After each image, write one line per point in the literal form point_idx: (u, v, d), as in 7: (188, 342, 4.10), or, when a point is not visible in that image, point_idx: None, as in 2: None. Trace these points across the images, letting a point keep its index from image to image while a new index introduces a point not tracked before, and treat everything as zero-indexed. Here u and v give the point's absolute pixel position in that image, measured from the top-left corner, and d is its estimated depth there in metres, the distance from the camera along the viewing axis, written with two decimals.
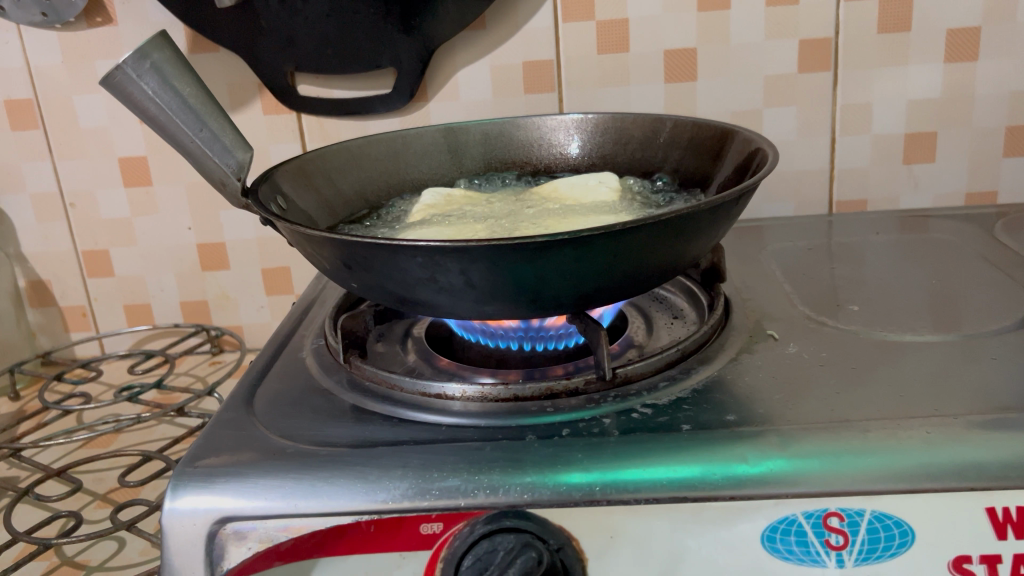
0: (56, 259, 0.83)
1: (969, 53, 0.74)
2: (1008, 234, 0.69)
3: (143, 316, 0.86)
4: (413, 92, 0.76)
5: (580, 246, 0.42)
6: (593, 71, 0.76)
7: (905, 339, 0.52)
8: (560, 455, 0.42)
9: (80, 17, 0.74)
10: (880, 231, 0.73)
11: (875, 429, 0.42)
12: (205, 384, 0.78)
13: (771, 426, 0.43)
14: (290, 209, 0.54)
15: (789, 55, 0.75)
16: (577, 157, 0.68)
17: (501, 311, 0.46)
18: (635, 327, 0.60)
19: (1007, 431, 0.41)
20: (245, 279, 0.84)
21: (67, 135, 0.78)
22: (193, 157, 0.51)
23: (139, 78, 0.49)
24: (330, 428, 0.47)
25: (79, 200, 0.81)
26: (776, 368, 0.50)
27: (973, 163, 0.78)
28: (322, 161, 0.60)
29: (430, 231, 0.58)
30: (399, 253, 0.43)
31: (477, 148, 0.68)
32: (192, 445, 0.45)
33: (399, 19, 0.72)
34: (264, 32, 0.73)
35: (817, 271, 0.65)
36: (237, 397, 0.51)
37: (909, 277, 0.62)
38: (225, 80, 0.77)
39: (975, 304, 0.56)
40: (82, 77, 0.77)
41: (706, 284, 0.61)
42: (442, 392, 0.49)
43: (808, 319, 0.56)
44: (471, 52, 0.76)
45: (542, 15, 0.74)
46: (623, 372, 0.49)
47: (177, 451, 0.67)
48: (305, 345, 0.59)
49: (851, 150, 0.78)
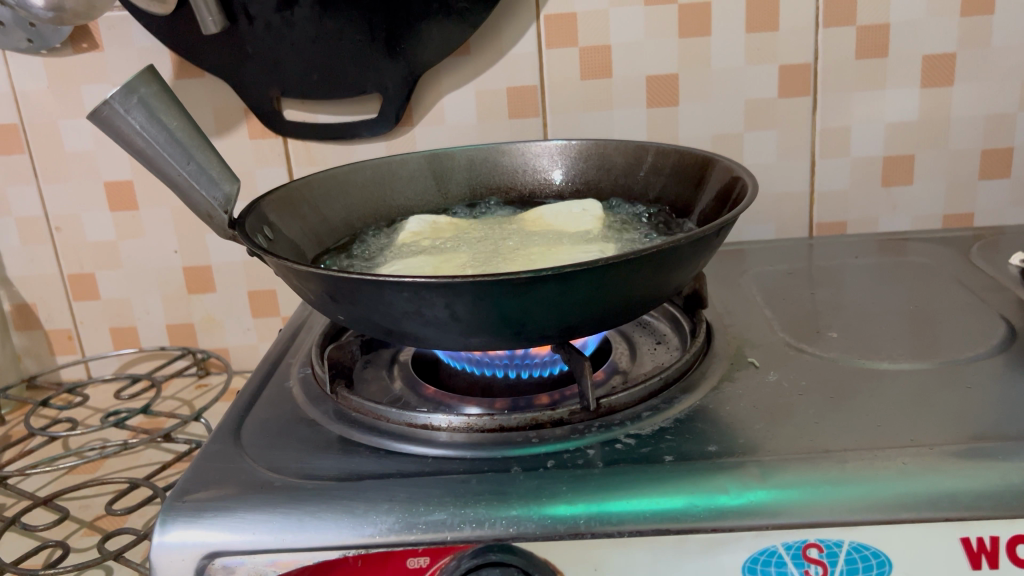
0: (41, 282, 0.83)
1: (945, 78, 0.75)
2: (984, 258, 0.70)
3: (129, 339, 0.86)
4: (398, 116, 0.77)
5: (562, 281, 0.43)
6: (576, 96, 0.77)
7: (882, 367, 0.53)
8: (544, 487, 0.43)
9: (65, 42, 0.75)
10: (859, 255, 0.74)
11: (853, 459, 0.43)
12: (192, 407, 0.78)
13: (751, 457, 0.44)
14: (277, 239, 0.55)
15: (768, 80, 0.76)
16: (561, 183, 0.69)
17: (486, 343, 0.47)
18: (619, 353, 0.60)
19: (980, 461, 0.42)
20: (231, 301, 0.85)
21: (52, 160, 0.79)
22: (180, 190, 0.52)
23: (127, 112, 0.49)
24: (318, 461, 0.48)
25: (65, 223, 0.81)
26: (756, 397, 0.51)
27: (950, 185, 0.79)
28: (309, 189, 0.61)
29: (417, 260, 0.58)
30: (385, 288, 0.44)
31: (462, 174, 0.69)
32: (181, 479, 0.46)
33: (384, 45, 0.73)
34: (250, 58, 0.74)
35: (797, 296, 0.66)
36: (224, 429, 0.52)
37: (887, 302, 0.64)
38: (211, 105, 0.77)
39: (950, 330, 0.57)
40: (68, 102, 0.77)
41: (688, 309, 0.62)
42: (427, 423, 0.50)
43: (788, 345, 0.57)
44: (455, 77, 0.76)
45: (525, 40, 0.75)
46: (607, 402, 0.50)
47: (164, 477, 0.67)
48: (292, 374, 0.59)
49: (831, 173, 0.79)
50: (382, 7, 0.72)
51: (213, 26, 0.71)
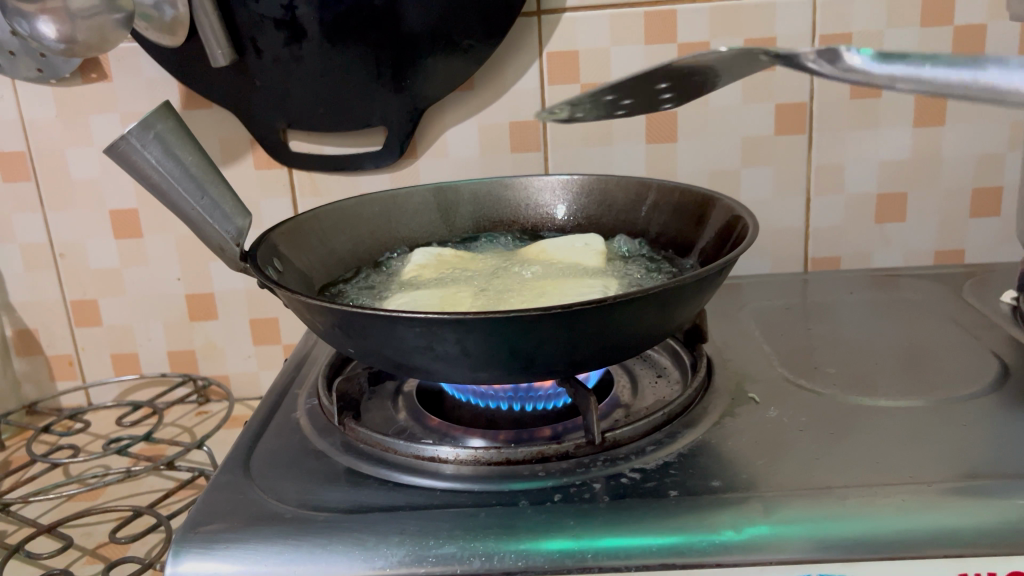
0: (44, 308, 0.83)
1: (936, 118, 0.77)
2: (976, 295, 0.72)
3: (130, 365, 0.86)
4: (402, 149, 0.78)
5: (571, 318, 0.44)
6: (577, 131, 0.78)
7: (879, 403, 0.54)
8: (552, 522, 0.44)
9: (75, 73, 0.76)
10: (853, 290, 0.76)
11: (854, 495, 0.44)
12: (193, 434, 0.78)
13: (754, 492, 0.45)
14: (287, 271, 0.56)
15: (765, 118, 0.77)
16: (564, 219, 0.71)
17: (494, 378, 0.48)
18: (621, 386, 0.61)
19: (975, 498, 0.43)
20: (232, 328, 0.85)
21: (59, 188, 0.79)
22: (193, 224, 0.53)
23: (143, 147, 0.50)
24: (327, 492, 0.48)
25: (69, 250, 0.82)
26: (757, 433, 0.52)
27: (941, 222, 0.81)
28: (317, 221, 0.62)
29: (423, 292, 0.59)
30: (397, 323, 0.45)
31: (467, 207, 0.70)
32: (192, 510, 0.47)
33: (390, 79, 0.74)
34: (257, 90, 0.75)
35: (794, 331, 0.68)
36: (233, 459, 0.52)
37: (882, 338, 0.65)
38: (217, 135, 0.79)
39: (945, 367, 0.59)
40: (75, 130, 0.78)
41: (689, 344, 0.63)
42: (435, 455, 0.51)
43: (787, 381, 0.58)
44: (459, 112, 0.78)
45: (528, 77, 0.76)
46: (611, 435, 0.51)
47: (167, 505, 0.67)
48: (299, 405, 0.60)
49: (825, 210, 0.81)
50: (389, 42, 0.73)
51: (222, 59, 0.72)
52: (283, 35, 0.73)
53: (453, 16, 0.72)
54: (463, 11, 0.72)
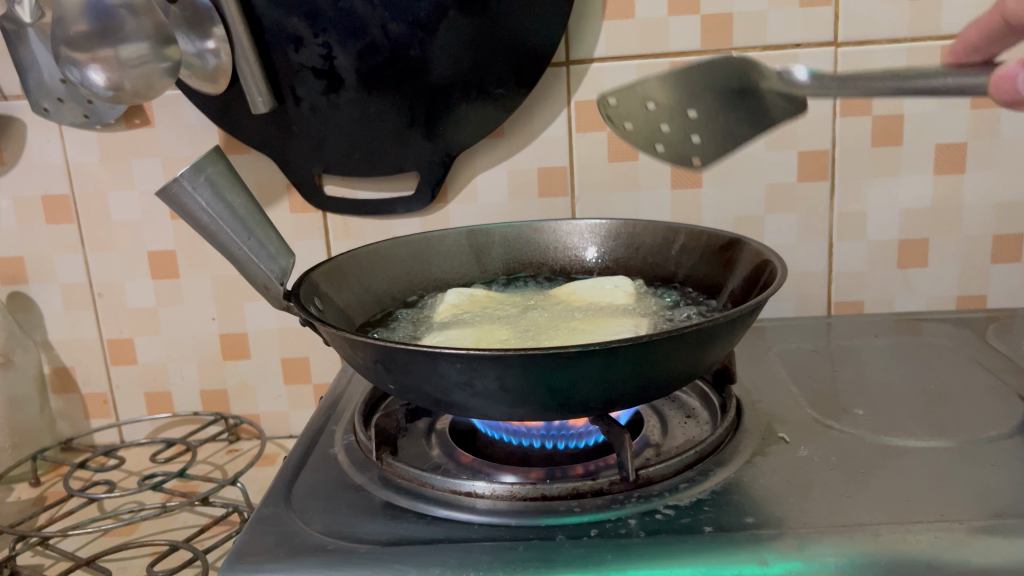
0: (81, 346, 0.85)
1: (956, 166, 0.79)
2: (1000, 340, 0.73)
3: (163, 404, 0.88)
4: (433, 194, 0.80)
5: (608, 355, 0.45)
6: (604, 177, 0.80)
7: (907, 444, 0.55)
8: (591, 555, 0.45)
9: (119, 119, 0.79)
10: (878, 334, 0.77)
11: (885, 532, 0.45)
12: (224, 471, 0.79)
13: (787, 529, 0.46)
14: (327, 309, 0.58)
15: (789, 164, 0.79)
16: (593, 261, 0.72)
17: (531, 415, 0.49)
18: (651, 426, 0.63)
19: (1006, 536, 0.44)
20: (264, 368, 0.87)
21: (100, 229, 0.82)
22: (240, 264, 0.55)
23: (194, 190, 0.53)
24: (367, 525, 0.49)
25: (107, 290, 0.84)
26: (789, 472, 0.52)
27: (964, 268, 0.82)
28: (354, 262, 0.64)
29: (457, 331, 0.61)
30: (439, 360, 0.46)
31: (498, 249, 0.72)
32: (236, 543, 0.48)
33: (424, 126, 0.77)
34: (295, 136, 0.78)
35: (820, 373, 0.68)
36: (274, 492, 0.54)
37: (907, 381, 0.66)
38: (255, 179, 0.81)
39: (971, 410, 0.59)
40: (118, 174, 0.81)
41: (717, 385, 0.65)
42: (471, 490, 0.52)
43: (815, 422, 0.59)
44: (489, 158, 0.80)
45: (556, 124, 0.79)
46: (645, 473, 0.52)
47: (201, 540, 0.68)
48: (336, 441, 0.61)
49: (848, 255, 0.82)
50: (423, 91, 0.76)
51: (262, 106, 0.74)
52: (322, 84, 0.76)
53: (485, 65, 0.74)
54: (495, 62, 0.74)
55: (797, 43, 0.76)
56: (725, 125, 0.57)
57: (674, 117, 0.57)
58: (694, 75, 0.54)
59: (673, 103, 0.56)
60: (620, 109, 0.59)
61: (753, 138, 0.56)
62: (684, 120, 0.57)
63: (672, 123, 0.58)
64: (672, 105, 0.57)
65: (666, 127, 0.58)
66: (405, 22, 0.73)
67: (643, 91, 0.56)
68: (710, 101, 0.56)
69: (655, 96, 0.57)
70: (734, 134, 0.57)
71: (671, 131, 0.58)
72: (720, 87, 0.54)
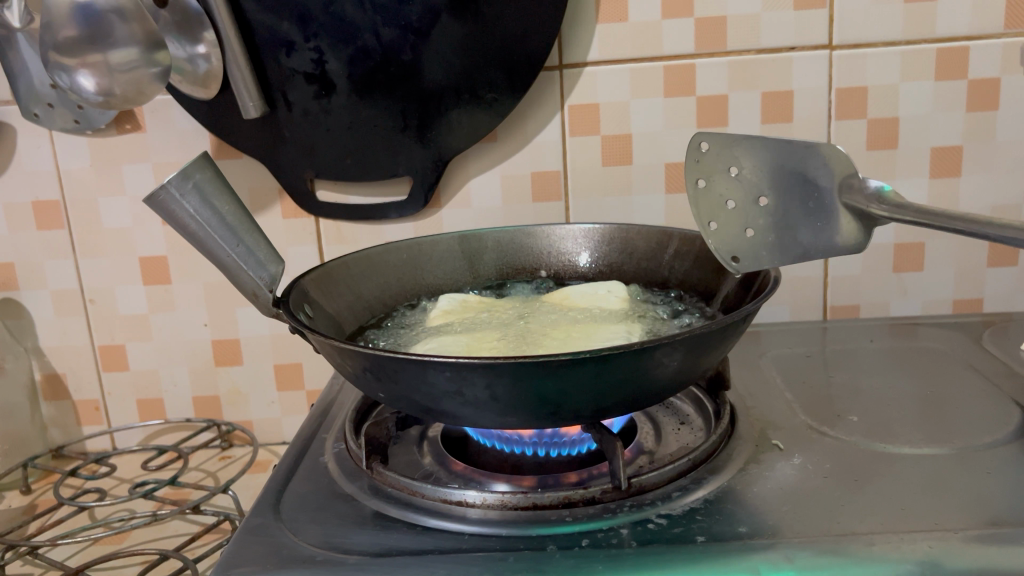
0: (73, 353, 0.85)
1: (951, 170, 0.79)
2: (996, 344, 0.72)
3: (155, 411, 0.87)
4: (426, 199, 0.79)
5: (598, 363, 0.45)
6: (598, 181, 0.80)
7: (902, 451, 0.55)
8: (581, 566, 0.44)
9: (110, 124, 0.78)
10: (873, 338, 0.76)
11: (879, 541, 0.44)
12: (217, 478, 0.79)
13: (781, 538, 0.45)
14: (317, 317, 0.57)
15: None
16: (586, 266, 0.72)
17: (522, 423, 0.48)
18: (645, 433, 0.62)
19: (1002, 545, 0.43)
20: (257, 374, 0.86)
21: (91, 236, 0.81)
22: (228, 271, 0.55)
23: (182, 197, 0.52)
24: (356, 535, 0.49)
25: (98, 296, 0.83)
26: (782, 480, 0.52)
27: (960, 272, 0.82)
28: (346, 268, 0.64)
29: (449, 338, 0.60)
30: (428, 368, 0.46)
31: (491, 255, 0.72)
32: (224, 554, 0.47)
33: (416, 131, 0.76)
34: (287, 141, 0.77)
35: (815, 379, 0.68)
36: (263, 502, 0.53)
37: (903, 387, 0.65)
38: (247, 185, 0.81)
39: (967, 416, 0.59)
40: (109, 180, 0.80)
41: (711, 391, 0.64)
42: (461, 499, 0.51)
43: (810, 429, 0.59)
44: (483, 163, 0.80)
45: (550, 129, 0.78)
46: (637, 481, 0.51)
47: (192, 549, 0.67)
48: (326, 449, 0.61)
49: (844, 259, 0.82)
50: (416, 95, 0.75)
51: (253, 111, 0.74)
52: (313, 89, 0.75)
53: (477, 70, 0.74)
54: (488, 67, 0.74)
55: (792, 47, 0.75)
56: (788, 225, 0.55)
57: (745, 201, 0.55)
58: (791, 152, 0.54)
59: (757, 183, 0.55)
60: (703, 162, 0.55)
61: (775, 266, 0.55)
62: (752, 208, 0.55)
63: (740, 204, 0.55)
64: (750, 183, 0.55)
65: (730, 205, 0.55)
66: (396, 27, 0.73)
67: (738, 153, 0.55)
68: (785, 193, 0.55)
69: (746, 167, 0.55)
70: (782, 239, 0.55)
71: (733, 211, 0.55)
72: (801, 182, 0.55)
